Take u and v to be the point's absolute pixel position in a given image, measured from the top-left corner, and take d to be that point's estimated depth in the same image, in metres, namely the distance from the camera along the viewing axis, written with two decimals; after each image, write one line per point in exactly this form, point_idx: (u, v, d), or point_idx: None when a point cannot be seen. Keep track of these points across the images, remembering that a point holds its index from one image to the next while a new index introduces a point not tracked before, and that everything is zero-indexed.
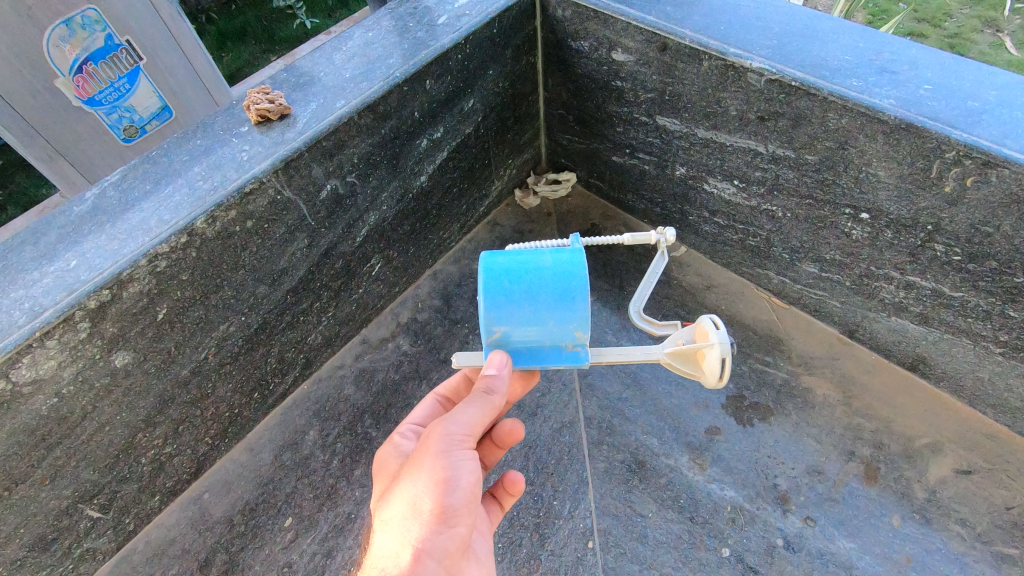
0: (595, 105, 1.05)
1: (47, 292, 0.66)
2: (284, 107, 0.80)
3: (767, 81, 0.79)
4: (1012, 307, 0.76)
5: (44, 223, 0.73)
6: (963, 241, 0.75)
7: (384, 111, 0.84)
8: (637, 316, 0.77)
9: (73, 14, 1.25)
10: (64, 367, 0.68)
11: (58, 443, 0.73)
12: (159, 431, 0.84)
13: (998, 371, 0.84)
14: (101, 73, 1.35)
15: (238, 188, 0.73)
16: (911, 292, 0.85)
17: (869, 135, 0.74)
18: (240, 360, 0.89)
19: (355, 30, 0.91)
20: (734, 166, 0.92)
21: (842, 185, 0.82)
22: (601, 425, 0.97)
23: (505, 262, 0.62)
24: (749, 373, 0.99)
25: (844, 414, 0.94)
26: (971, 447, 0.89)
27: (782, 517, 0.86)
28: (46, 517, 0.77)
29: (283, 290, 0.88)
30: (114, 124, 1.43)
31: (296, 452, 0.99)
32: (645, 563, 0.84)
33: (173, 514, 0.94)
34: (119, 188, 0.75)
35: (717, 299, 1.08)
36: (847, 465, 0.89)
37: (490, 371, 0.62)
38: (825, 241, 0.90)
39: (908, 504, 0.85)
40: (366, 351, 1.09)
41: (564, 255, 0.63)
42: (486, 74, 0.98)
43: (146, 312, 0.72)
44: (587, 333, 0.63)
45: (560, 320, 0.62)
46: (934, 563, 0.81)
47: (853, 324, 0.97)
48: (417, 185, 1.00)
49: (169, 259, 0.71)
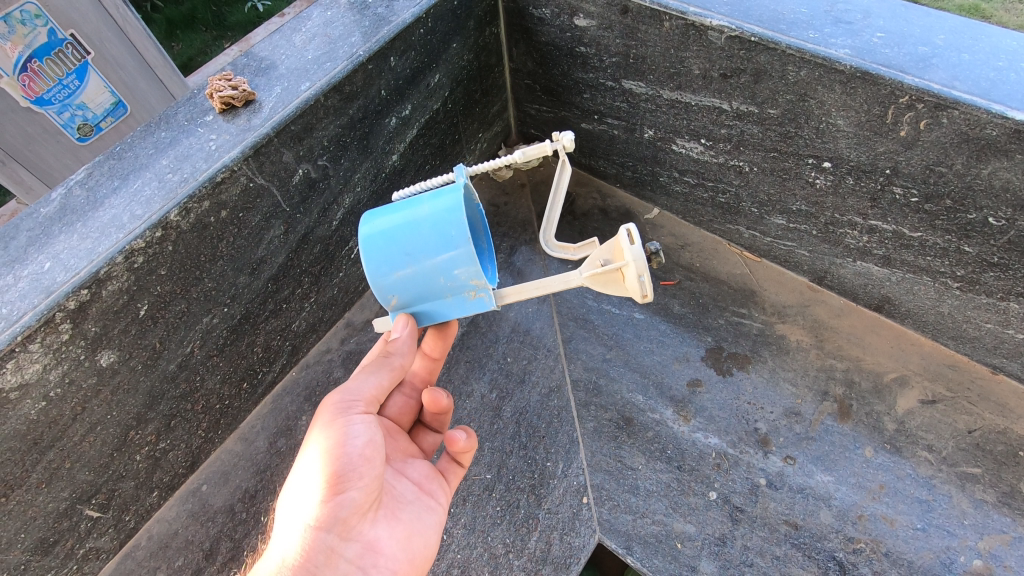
0: (560, 73, 1.05)
1: (24, 296, 0.65)
2: (248, 93, 0.79)
3: (727, 38, 0.80)
4: (967, 243, 0.80)
5: (11, 227, 0.71)
6: (919, 182, 0.78)
7: (351, 91, 0.84)
8: (551, 245, 0.84)
9: (10, 9, 1.18)
10: (49, 370, 0.68)
11: (52, 445, 0.73)
12: (152, 427, 0.84)
13: (957, 305, 0.88)
14: (47, 71, 1.30)
15: (209, 178, 0.73)
16: (873, 236, 0.89)
17: (827, 85, 0.77)
18: (226, 352, 0.89)
19: (313, 10, 0.90)
20: (700, 125, 0.94)
21: (804, 137, 0.84)
22: (588, 386, 1.00)
23: (384, 225, 0.65)
24: (726, 326, 1.03)
25: (816, 357, 0.98)
26: (935, 377, 0.94)
27: (764, 459, 0.90)
28: (46, 520, 0.77)
29: (263, 278, 0.88)
30: (67, 124, 1.39)
31: (291, 438, 1.00)
32: (638, 512, 0.88)
33: (173, 508, 0.95)
34: (86, 186, 0.74)
35: (692, 258, 1.11)
36: (823, 404, 0.94)
37: (395, 334, 0.70)
38: (791, 192, 0.93)
39: (879, 435, 0.91)
40: (351, 334, 1.10)
41: (439, 205, 0.65)
42: (449, 48, 0.97)
43: (127, 310, 0.72)
44: (481, 279, 0.65)
45: (450, 269, 0.65)
46: (905, 488, 0.86)
47: (822, 271, 1.01)
48: (389, 164, 1.00)
49: (146, 254, 0.70)
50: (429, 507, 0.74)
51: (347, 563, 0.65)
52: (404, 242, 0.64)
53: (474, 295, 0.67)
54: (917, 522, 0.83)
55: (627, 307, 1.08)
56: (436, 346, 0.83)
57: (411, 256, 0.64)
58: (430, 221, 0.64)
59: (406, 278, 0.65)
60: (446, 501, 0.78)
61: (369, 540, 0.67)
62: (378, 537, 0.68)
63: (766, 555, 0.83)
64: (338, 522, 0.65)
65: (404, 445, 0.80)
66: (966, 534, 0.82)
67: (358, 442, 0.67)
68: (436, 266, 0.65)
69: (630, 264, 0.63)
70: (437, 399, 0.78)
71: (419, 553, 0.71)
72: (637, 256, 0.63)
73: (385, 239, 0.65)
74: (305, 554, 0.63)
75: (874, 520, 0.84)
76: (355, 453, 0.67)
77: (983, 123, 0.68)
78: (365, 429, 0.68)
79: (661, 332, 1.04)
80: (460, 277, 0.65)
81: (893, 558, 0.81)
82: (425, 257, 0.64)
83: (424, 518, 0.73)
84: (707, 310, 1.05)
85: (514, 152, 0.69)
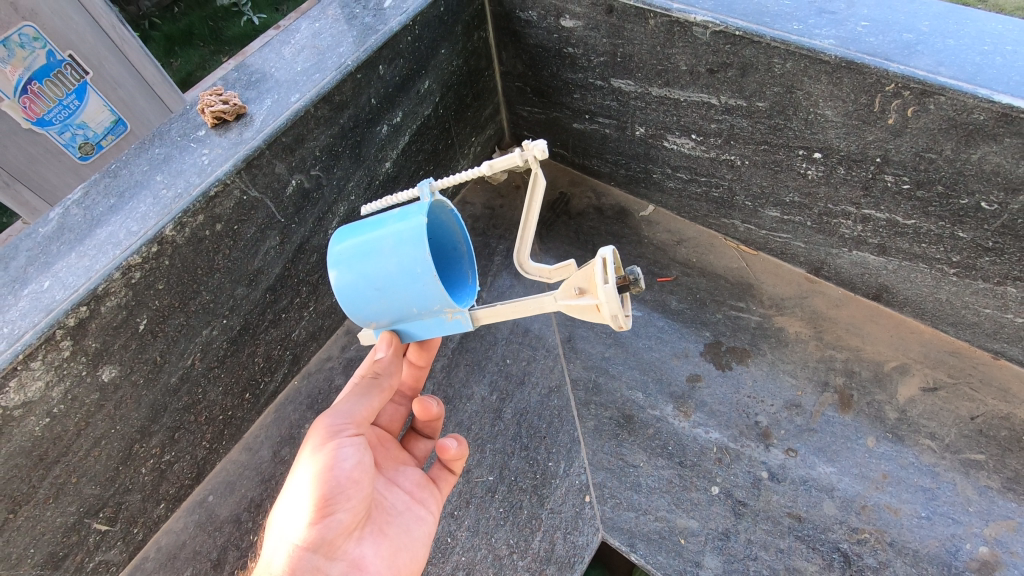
0: (550, 74, 1.06)
1: (24, 315, 0.66)
2: (239, 107, 0.80)
3: (712, 33, 0.80)
4: (962, 229, 0.79)
5: (11, 247, 0.73)
6: (910, 169, 0.78)
7: (340, 101, 0.85)
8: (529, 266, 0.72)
9: (9, 33, 1.20)
10: (52, 387, 0.69)
11: (57, 461, 0.74)
12: (156, 440, 0.85)
13: (955, 291, 0.88)
14: (48, 92, 1.32)
15: (202, 192, 0.74)
16: (868, 225, 0.89)
17: (814, 76, 0.77)
18: (227, 363, 0.90)
19: (301, 22, 0.91)
20: (690, 121, 0.94)
21: (794, 128, 0.84)
22: (587, 385, 1.00)
23: (352, 250, 0.65)
24: (724, 320, 1.03)
25: (816, 348, 0.98)
26: (936, 365, 0.94)
27: (766, 452, 0.90)
28: (55, 534, 0.79)
29: (261, 289, 0.89)
30: (69, 144, 1.41)
31: (295, 446, 1.01)
32: (640, 509, 0.89)
33: (180, 520, 0.96)
34: (83, 205, 0.75)
35: (688, 253, 1.11)
36: (823, 395, 0.94)
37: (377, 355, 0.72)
38: (783, 184, 0.93)
39: (881, 425, 0.90)
40: (351, 341, 1.11)
41: (405, 233, 0.63)
42: (438, 54, 0.98)
43: (126, 325, 0.73)
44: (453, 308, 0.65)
45: (421, 298, 0.65)
46: (909, 476, 0.86)
47: (819, 262, 1.01)
48: (383, 171, 1.00)
49: (143, 269, 0.71)
50: (414, 521, 0.76)
51: None
52: (372, 272, 0.64)
53: (450, 317, 0.67)
54: (922, 511, 0.83)
55: None
56: (422, 356, 0.84)
57: (380, 287, 0.64)
58: (395, 255, 0.63)
59: (381, 309, 0.66)
60: (432, 513, 0.79)
61: (354, 557, 0.68)
62: (363, 555, 0.69)
63: (770, 548, 0.83)
64: (324, 543, 0.65)
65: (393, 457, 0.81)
66: (971, 521, 0.82)
67: (345, 464, 0.68)
68: (407, 297, 0.65)
69: (601, 303, 0.60)
70: (427, 408, 0.80)
71: (405, 567, 0.72)
72: (609, 295, 0.59)
73: (353, 266, 0.64)
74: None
75: (878, 510, 0.84)
76: (343, 474, 0.67)
77: (970, 108, 0.68)
78: (352, 452, 0.69)
79: (659, 328, 1.04)
80: (432, 307, 0.65)
81: (897, 548, 0.81)
82: (395, 291, 0.64)
83: (410, 532, 0.74)
84: (704, 305, 1.05)
85: (482, 164, 0.66)
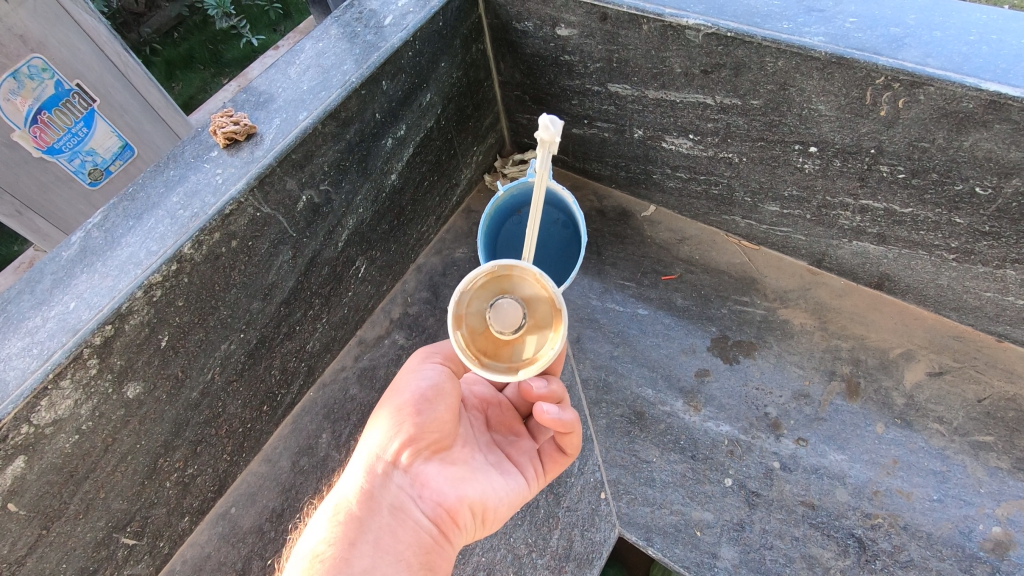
0: (547, 82, 1.08)
1: (52, 336, 0.69)
2: (249, 127, 0.83)
3: (704, 35, 0.83)
4: (958, 215, 0.81)
5: (36, 271, 0.75)
6: (905, 159, 0.80)
7: (346, 117, 0.87)
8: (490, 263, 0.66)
9: (18, 65, 1.24)
10: (80, 405, 0.71)
11: (86, 477, 0.76)
12: (179, 454, 0.88)
13: (955, 277, 0.89)
14: (57, 121, 1.35)
15: (218, 210, 0.76)
16: (866, 215, 0.90)
17: (805, 72, 0.79)
18: (245, 376, 0.92)
19: (305, 42, 0.93)
20: (687, 121, 0.96)
21: (788, 124, 0.86)
22: (598, 384, 1.02)
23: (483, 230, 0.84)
24: (729, 315, 1.05)
25: (821, 338, 1.00)
26: (941, 350, 0.95)
27: (776, 442, 0.92)
28: (85, 549, 0.81)
29: (276, 303, 0.91)
30: (78, 170, 1.45)
31: (313, 455, 1.04)
32: (655, 503, 0.90)
33: (204, 532, 0.98)
34: (103, 228, 0.77)
35: (691, 251, 1.13)
36: (831, 384, 0.95)
37: None
38: (781, 179, 0.95)
39: (889, 411, 0.92)
40: (364, 351, 1.13)
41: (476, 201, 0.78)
42: (438, 67, 1.00)
43: (149, 342, 0.75)
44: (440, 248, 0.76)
45: None
46: (918, 461, 0.88)
47: (820, 254, 1.03)
48: (389, 183, 1.03)
49: (163, 287, 0.74)
50: (498, 475, 0.72)
51: (397, 497, 0.64)
52: None
53: None
54: (934, 494, 0.85)
55: (631, 303, 1.10)
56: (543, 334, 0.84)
57: None
58: None
59: None
60: (522, 479, 0.74)
61: (422, 481, 0.66)
62: (430, 476, 0.66)
63: (785, 537, 0.85)
64: (398, 450, 0.66)
65: (500, 425, 0.81)
66: (983, 502, 0.84)
67: (427, 381, 0.70)
68: None
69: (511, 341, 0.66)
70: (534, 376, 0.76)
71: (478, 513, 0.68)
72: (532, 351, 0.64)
73: None
74: (360, 479, 0.65)
75: (891, 495, 0.86)
76: (428, 394, 0.69)
77: (959, 98, 0.70)
78: (436, 372, 0.71)
79: (666, 325, 1.06)
80: None
81: (911, 531, 0.83)
82: None
83: (491, 481, 0.70)
84: (710, 301, 1.07)
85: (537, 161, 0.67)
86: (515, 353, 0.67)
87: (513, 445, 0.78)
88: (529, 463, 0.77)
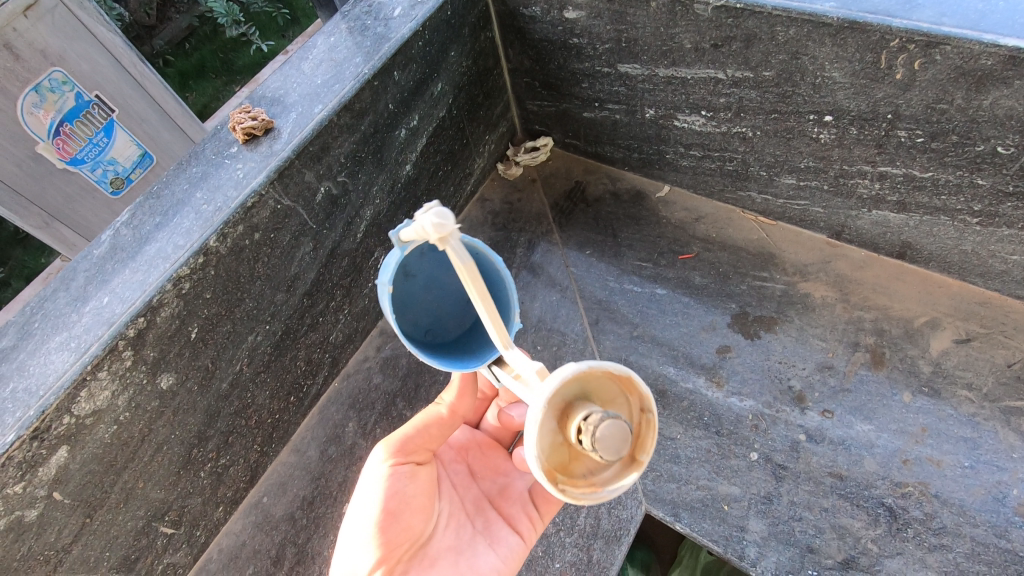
0: (557, 66, 1.08)
1: (89, 329, 0.71)
2: (267, 122, 0.84)
3: (713, 9, 0.82)
4: (980, 176, 0.80)
5: (70, 270, 0.78)
6: (923, 123, 0.79)
7: (360, 108, 0.89)
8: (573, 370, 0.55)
9: (39, 79, 1.27)
10: (117, 395, 0.74)
11: (125, 466, 0.78)
12: (212, 444, 0.90)
13: (980, 241, 0.88)
14: (78, 132, 1.40)
15: (240, 204, 0.78)
16: (885, 182, 0.89)
17: (817, 40, 0.78)
18: (272, 368, 0.95)
19: (316, 38, 0.95)
20: (699, 98, 0.96)
21: (802, 94, 0.86)
22: (619, 364, 1.02)
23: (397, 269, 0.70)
24: (749, 291, 1.04)
25: (843, 310, 0.99)
26: (967, 317, 0.94)
27: (802, 415, 0.92)
28: (127, 538, 0.83)
29: (299, 294, 0.93)
30: (100, 179, 1.49)
31: (340, 444, 1.06)
32: (681, 479, 0.91)
33: (238, 521, 1.00)
34: (131, 225, 0.80)
35: (707, 229, 1.13)
36: (855, 355, 0.95)
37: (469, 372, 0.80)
38: (797, 151, 0.94)
39: (916, 380, 0.91)
40: (386, 341, 1.15)
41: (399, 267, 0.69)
42: (448, 56, 1.01)
43: (180, 334, 0.78)
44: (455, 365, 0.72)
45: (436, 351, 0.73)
46: (947, 428, 0.87)
47: (839, 226, 1.02)
48: (404, 174, 1.04)
49: (191, 280, 0.76)
50: (485, 546, 0.78)
51: None
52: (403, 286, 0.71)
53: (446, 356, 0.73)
54: (965, 460, 0.84)
55: (649, 284, 1.10)
56: None
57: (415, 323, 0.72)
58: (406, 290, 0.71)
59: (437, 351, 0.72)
60: (516, 538, 0.81)
61: None
62: None
63: (814, 508, 0.85)
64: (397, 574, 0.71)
65: (487, 468, 0.86)
66: (1016, 467, 0.83)
67: (394, 492, 0.73)
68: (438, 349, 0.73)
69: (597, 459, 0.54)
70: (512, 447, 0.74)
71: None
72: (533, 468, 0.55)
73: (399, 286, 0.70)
74: None
75: (920, 463, 0.85)
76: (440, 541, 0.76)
77: (977, 55, 0.69)
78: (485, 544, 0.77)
79: (685, 304, 1.06)
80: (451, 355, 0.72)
81: (943, 499, 0.82)
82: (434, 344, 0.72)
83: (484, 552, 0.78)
84: (728, 278, 1.07)
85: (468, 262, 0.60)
86: (595, 468, 0.57)
87: (503, 496, 0.84)
88: (522, 515, 0.82)
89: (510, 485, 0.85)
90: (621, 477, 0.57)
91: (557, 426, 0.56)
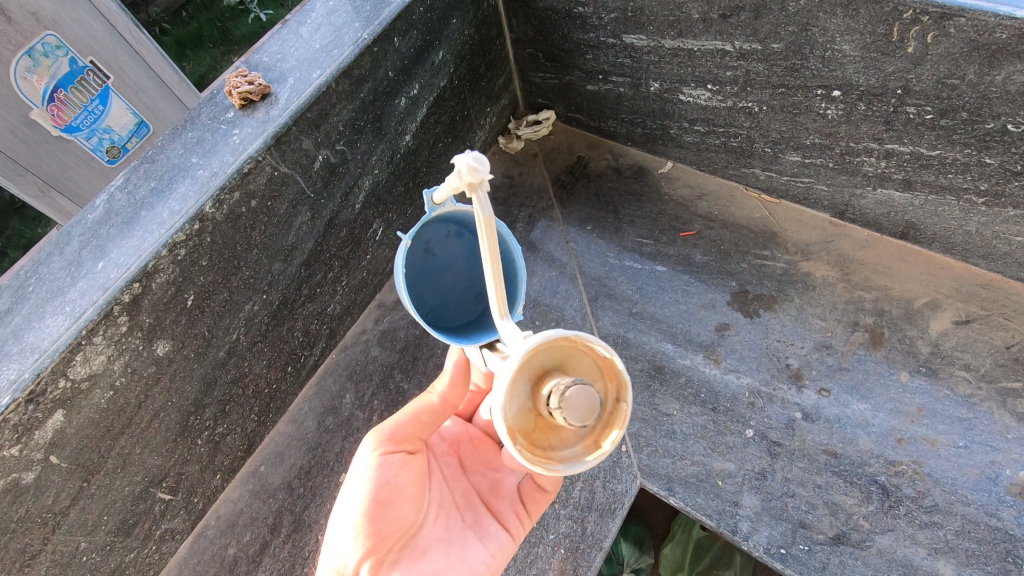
0: (561, 36, 1.06)
1: (83, 294, 0.70)
2: (264, 87, 0.83)
3: None
4: (988, 154, 0.79)
5: (64, 234, 0.77)
6: (933, 98, 0.77)
7: (359, 75, 0.87)
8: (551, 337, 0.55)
9: (33, 43, 1.24)
10: (113, 361, 0.73)
11: (122, 432, 0.79)
12: (209, 412, 0.90)
13: (984, 222, 0.87)
14: (73, 99, 1.37)
15: (237, 169, 0.77)
16: (891, 160, 0.88)
17: (828, 11, 0.76)
18: (269, 337, 0.94)
19: (315, 2, 0.92)
20: (705, 71, 0.94)
21: (811, 68, 0.84)
22: (617, 340, 1.02)
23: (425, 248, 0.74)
24: (750, 269, 1.04)
25: (844, 290, 0.99)
26: (968, 298, 0.94)
27: (798, 393, 0.92)
28: (124, 503, 0.84)
29: (296, 264, 0.92)
30: (96, 148, 1.47)
31: (338, 415, 1.06)
32: (677, 454, 0.91)
33: (235, 489, 1.01)
34: (126, 190, 0.78)
35: (709, 206, 1.12)
36: (854, 335, 0.95)
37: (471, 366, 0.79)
38: (803, 127, 0.92)
39: (914, 360, 0.91)
40: (384, 314, 1.14)
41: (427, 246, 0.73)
42: (450, 23, 0.99)
43: (176, 300, 0.77)
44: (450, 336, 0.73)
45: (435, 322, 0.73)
46: (943, 408, 0.87)
47: (843, 205, 1.01)
48: (404, 144, 1.03)
49: (187, 246, 0.75)
50: (474, 540, 0.80)
51: None
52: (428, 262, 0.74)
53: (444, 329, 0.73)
54: (959, 440, 0.85)
55: (649, 261, 1.09)
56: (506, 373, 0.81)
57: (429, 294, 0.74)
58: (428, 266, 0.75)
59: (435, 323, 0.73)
60: (504, 533, 0.82)
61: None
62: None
63: (808, 485, 0.85)
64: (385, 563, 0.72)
65: (478, 461, 0.88)
66: (1010, 447, 0.83)
67: (385, 482, 0.73)
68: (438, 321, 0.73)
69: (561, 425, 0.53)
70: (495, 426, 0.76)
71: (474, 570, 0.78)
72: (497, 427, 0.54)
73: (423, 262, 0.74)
74: None
75: (915, 442, 0.86)
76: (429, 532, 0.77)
77: (992, 28, 0.68)
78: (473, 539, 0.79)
79: (685, 282, 1.05)
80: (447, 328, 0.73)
81: (935, 478, 0.83)
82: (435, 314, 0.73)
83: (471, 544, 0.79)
84: (729, 256, 1.06)
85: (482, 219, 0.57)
86: (557, 444, 0.57)
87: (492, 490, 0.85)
88: (510, 511, 0.84)
89: (500, 482, 0.86)
90: (582, 458, 0.57)
91: (529, 392, 0.56)
